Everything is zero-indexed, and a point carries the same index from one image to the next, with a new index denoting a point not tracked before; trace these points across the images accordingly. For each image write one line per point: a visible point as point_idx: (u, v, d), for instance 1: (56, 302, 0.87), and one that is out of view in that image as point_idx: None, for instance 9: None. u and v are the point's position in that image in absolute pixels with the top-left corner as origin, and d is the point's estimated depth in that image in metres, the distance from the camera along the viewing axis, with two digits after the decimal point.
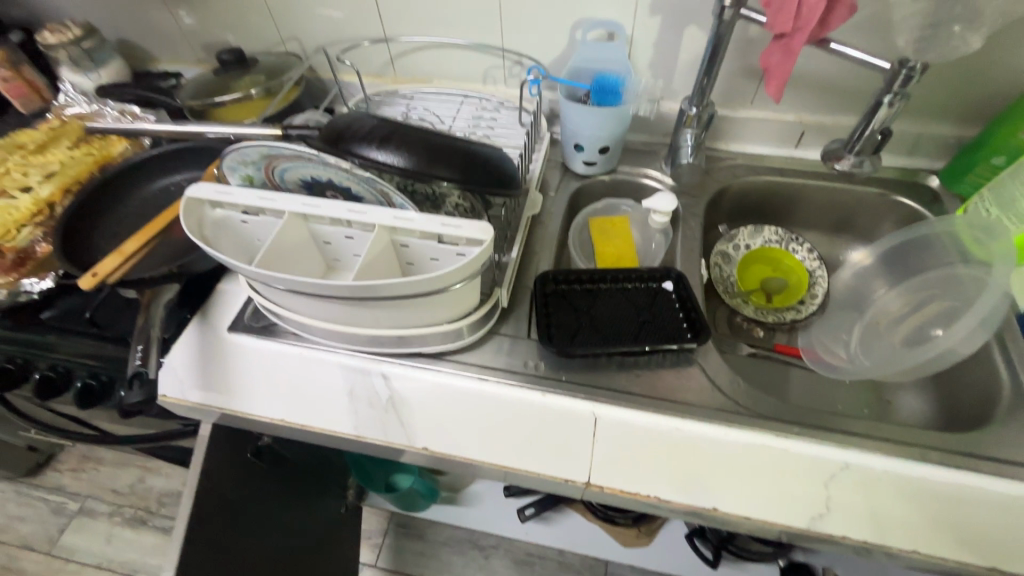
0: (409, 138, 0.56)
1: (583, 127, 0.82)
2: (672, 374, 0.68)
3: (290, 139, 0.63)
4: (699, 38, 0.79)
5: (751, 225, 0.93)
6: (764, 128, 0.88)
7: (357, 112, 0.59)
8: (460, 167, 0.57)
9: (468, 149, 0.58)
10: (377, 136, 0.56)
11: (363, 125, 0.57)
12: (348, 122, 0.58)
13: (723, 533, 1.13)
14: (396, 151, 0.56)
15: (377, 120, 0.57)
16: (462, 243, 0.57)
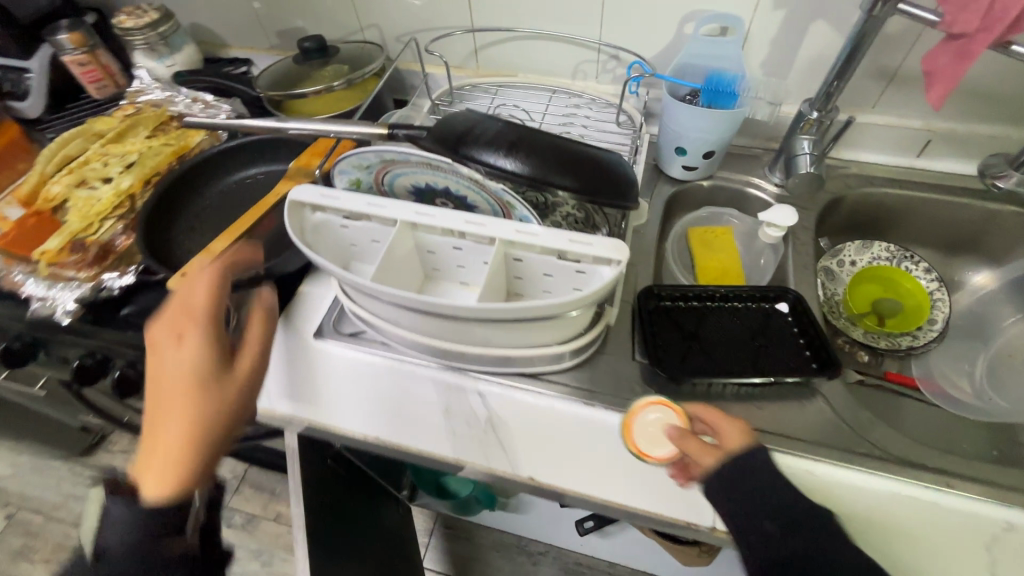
0: (538, 146, 0.51)
1: (689, 129, 0.76)
2: (794, 408, 0.62)
3: (396, 138, 0.58)
4: (827, 34, 0.72)
5: (858, 240, 0.87)
6: (885, 135, 0.80)
7: (476, 114, 0.54)
8: (587, 180, 0.51)
9: (595, 158, 0.53)
10: (503, 141, 0.51)
11: (483, 129, 0.52)
12: (470, 124, 0.53)
13: None
14: (520, 161, 0.50)
15: (500, 125, 0.52)
16: (586, 261, 0.52)
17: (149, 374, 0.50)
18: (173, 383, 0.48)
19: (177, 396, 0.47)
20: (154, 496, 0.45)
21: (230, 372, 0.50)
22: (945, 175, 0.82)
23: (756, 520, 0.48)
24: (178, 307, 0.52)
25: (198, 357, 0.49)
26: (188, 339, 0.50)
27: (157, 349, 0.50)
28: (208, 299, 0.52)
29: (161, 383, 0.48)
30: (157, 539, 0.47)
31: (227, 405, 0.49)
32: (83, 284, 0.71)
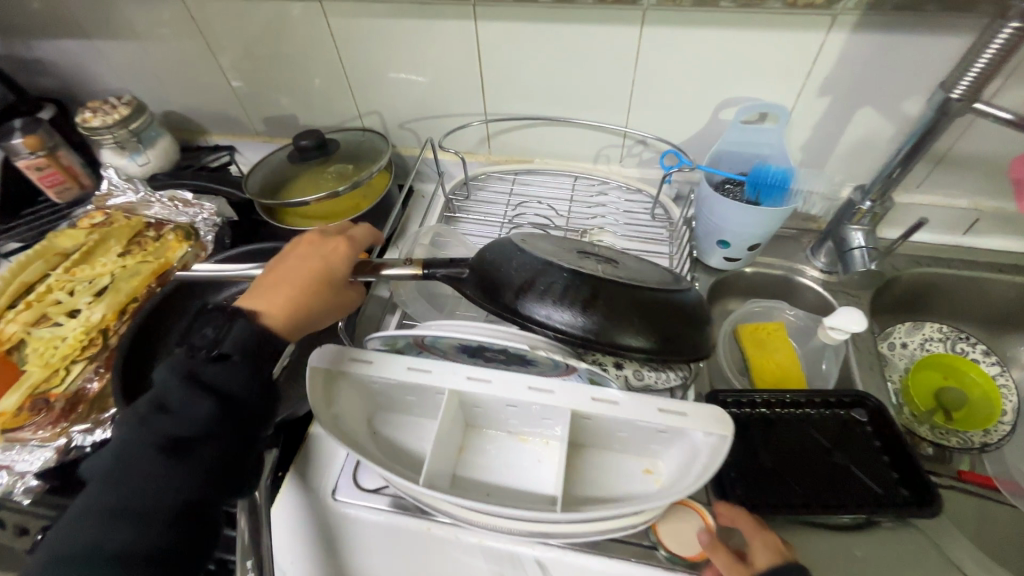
0: (618, 303, 0.44)
1: (732, 224, 0.70)
2: (895, 555, 0.53)
3: (432, 278, 0.50)
4: (875, 120, 0.67)
5: (907, 322, 0.82)
6: (931, 214, 0.76)
7: (531, 256, 0.46)
8: (670, 337, 0.44)
9: (675, 306, 0.45)
10: (577, 297, 0.43)
11: (546, 279, 0.44)
12: (533, 270, 0.45)
13: None
14: (595, 322, 0.43)
15: (566, 273, 0.45)
16: (669, 428, 0.44)
17: (290, 253, 0.54)
18: (312, 262, 0.53)
19: (302, 283, 0.51)
20: (263, 319, 0.48)
21: (344, 289, 0.55)
22: (993, 253, 0.78)
23: None
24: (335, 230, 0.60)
25: (340, 263, 0.54)
26: (342, 248, 0.55)
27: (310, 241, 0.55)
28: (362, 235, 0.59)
29: (298, 266, 0.52)
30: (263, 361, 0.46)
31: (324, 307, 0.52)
32: (44, 446, 0.58)
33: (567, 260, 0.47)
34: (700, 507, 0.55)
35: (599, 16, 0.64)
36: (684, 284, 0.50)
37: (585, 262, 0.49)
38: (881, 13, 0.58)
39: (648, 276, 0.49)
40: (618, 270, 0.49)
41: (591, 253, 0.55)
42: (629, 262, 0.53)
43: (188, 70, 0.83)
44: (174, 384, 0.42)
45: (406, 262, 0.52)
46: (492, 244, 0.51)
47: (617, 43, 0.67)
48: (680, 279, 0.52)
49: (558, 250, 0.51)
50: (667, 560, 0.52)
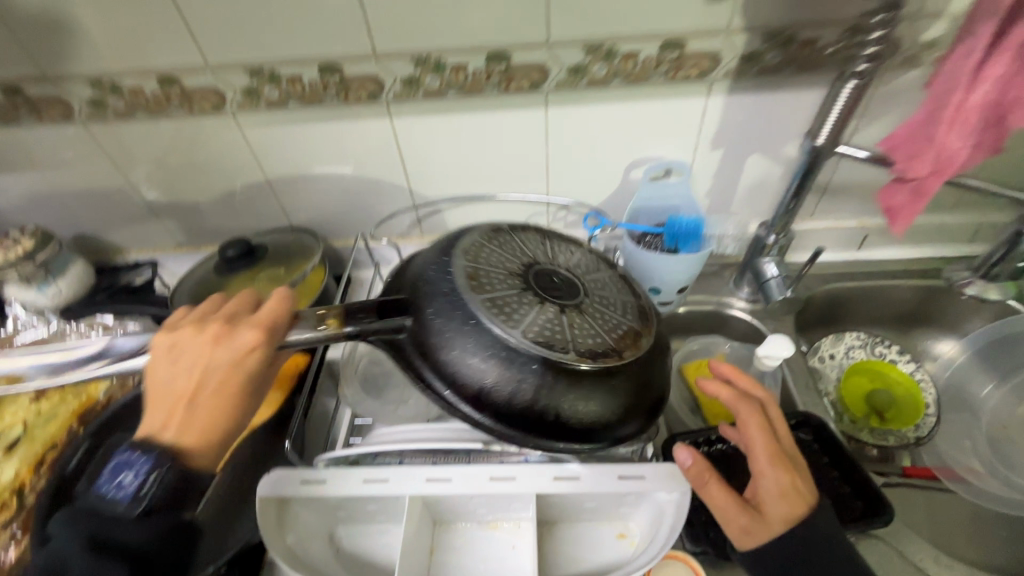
0: (594, 387, 0.44)
1: (659, 274, 0.74)
2: None
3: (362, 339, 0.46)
4: (763, 164, 0.75)
5: (830, 334, 0.88)
6: (829, 236, 0.85)
7: (495, 338, 0.43)
8: (635, 402, 0.46)
9: (630, 387, 0.46)
10: (550, 389, 0.43)
11: (508, 373, 0.42)
12: (499, 361, 0.43)
13: None
14: (569, 410, 0.43)
15: (535, 365, 0.43)
16: (633, 491, 0.45)
17: (193, 362, 0.44)
18: (223, 369, 0.44)
19: (237, 396, 0.44)
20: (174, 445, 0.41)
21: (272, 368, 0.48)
22: (886, 262, 0.87)
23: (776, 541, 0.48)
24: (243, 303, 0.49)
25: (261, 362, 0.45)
26: (257, 347, 0.45)
27: (228, 334, 0.46)
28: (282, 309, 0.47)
29: (229, 373, 0.44)
30: (179, 506, 0.40)
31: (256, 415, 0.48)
32: None
33: (533, 330, 0.44)
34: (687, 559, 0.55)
35: (506, 103, 0.69)
36: (648, 338, 0.49)
37: (552, 317, 0.45)
38: (748, 78, 0.66)
39: (616, 334, 0.47)
40: (587, 324, 0.46)
41: (556, 276, 0.50)
42: (598, 299, 0.49)
43: (100, 191, 0.81)
44: (74, 554, 0.37)
45: (320, 320, 0.47)
46: (438, 293, 0.46)
47: (526, 125, 0.72)
48: (646, 329, 0.50)
49: (519, 291, 0.46)
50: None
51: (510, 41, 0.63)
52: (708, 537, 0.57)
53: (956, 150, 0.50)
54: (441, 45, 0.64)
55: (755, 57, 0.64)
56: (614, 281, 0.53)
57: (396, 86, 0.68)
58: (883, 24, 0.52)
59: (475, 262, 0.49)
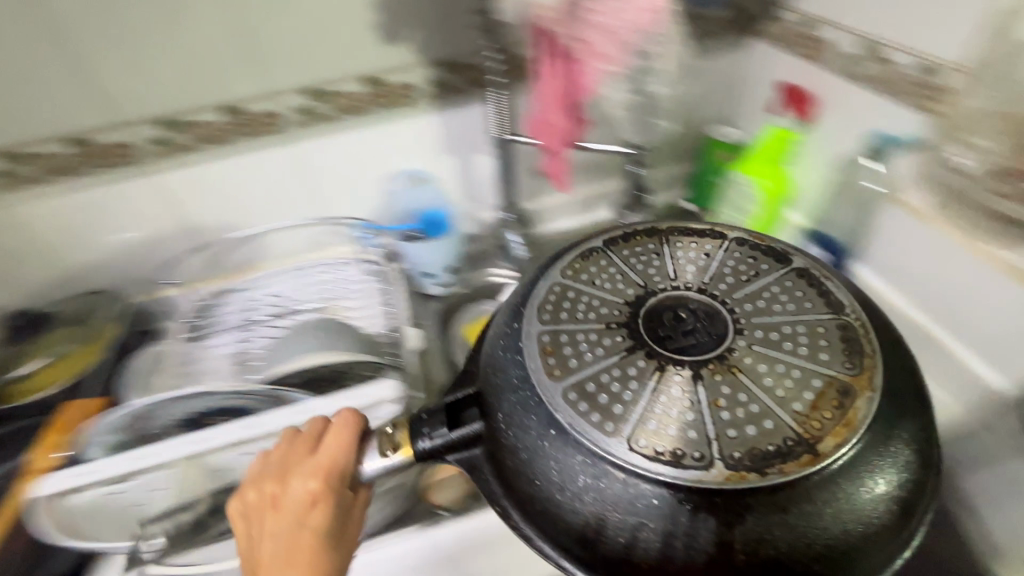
0: (814, 487, 0.39)
1: (423, 258, 0.92)
2: None
3: (431, 455, 0.47)
4: (489, 163, 0.94)
5: None
6: (563, 208, 1.09)
7: (586, 449, 0.41)
8: (881, 441, 0.41)
9: (857, 467, 0.40)
10: (733, 509, 0.38)
11: (629, 505, 0.39)
12: (632, 498, 0.39)
13: None
14: (749, 521, 0.38)
15: (654, 500, 0.39)
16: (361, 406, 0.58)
17: (258, 533, 0.47)
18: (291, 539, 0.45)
19: (306, 556, 0.44)
20: None
21: (351, 521, 0.48)
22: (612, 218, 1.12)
23: None
24: (287, 450, 0.51)
25: (317, 523, 0.46)
26: (308, 515, 0.46)
27: (283, 489, 0.47)
28: (336, 450, 0.48)
29: (294, 536, 0.45)
30: None
31: (349, 550, 0.48)
32: None
33: (645, 438, 0.40)
34: None
35: (256, 147, 0.83)
36: (868, 402, 0.41)
37: (676, 394, 0.41)
38: (442, 97, 0.86)
39: (800, 404, 0.41)
40: (745, 395, 0.41)
41: (675, 313, 0.46)
42: (755, 338, 0.44)
43: None
44: None
45: (388, 448, 0.48)
46: (508, 389, 0.45)
47: (280, 161, 0.85)
48: (863, 377, 0.42)
49: (622, 357, 0.44)
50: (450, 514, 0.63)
51: (238, 96, 0.78)
52: None
53: (564, 124, 0.73)
54: (181, 108, 0.77)
55: (441, 82, 0.84)
56: (777, 289, 0.48)
57: (150, 147, 0.79)
58: (492, 48, 0.74)
59: (556, 320, 0.47)
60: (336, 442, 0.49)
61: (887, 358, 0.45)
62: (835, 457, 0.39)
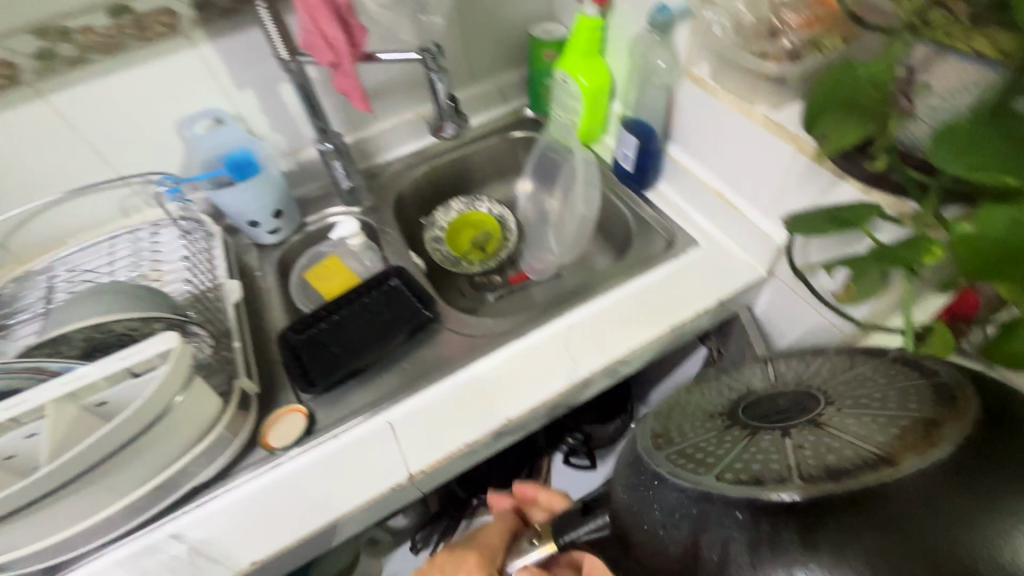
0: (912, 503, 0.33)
1: (244, 206, 0.86)
2: (427, 348, 0.80)
3: (579, 544, 0.49)
4: (294, 92, 0.90)
5: (439, 207, 1.08)
6: (397, 132, 1.05)
7: (678, 485, 0.39)
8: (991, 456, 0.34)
9: (970, 482, 0.33)
10: (817, 518, 0.34)
11: (733, 529, 0.36)
12: (711, 520, 0.37)
13: (580, 438, 1.30)
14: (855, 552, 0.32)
15: (739, 517, 0.36)
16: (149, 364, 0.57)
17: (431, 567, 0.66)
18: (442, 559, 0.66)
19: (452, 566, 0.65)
20: None
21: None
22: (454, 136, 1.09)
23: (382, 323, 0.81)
24: (471, 541, 0.71)
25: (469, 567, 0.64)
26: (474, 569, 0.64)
27: (461, 561, 0.65)
28: (500, 539, 0.70)
29: (442, 563, 0.66)
30: None
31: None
32: None
33: (739, 472, 0.38)
34: (298, 405, 0.72)
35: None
36: (960, 429, 0.36)
37: (767, 448, 0.40)
38: (216, 21, 0.77)
39: (881, 436, 0.37)
40: (825, 442, 0.38)
41: (774, 407, 0.46)
42: (846, 407, 0.41)
43: None
44: None
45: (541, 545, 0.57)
46: (633, 475, 0.44)
47: (39, 118, 0.75)
48: (958, 413, 0.37)
49: (722, 434, 0.44)
50: (288, 453, 0.68)
51: None
52: (319, 383, 0.74)
53: (337, 34, 0.69)
54: None
55: (207, 4, 0.75)
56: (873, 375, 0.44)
57: None
58: None
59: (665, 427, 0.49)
60: (498, 531, 0.72)
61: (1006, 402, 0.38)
62: (920, 471, 0.34)
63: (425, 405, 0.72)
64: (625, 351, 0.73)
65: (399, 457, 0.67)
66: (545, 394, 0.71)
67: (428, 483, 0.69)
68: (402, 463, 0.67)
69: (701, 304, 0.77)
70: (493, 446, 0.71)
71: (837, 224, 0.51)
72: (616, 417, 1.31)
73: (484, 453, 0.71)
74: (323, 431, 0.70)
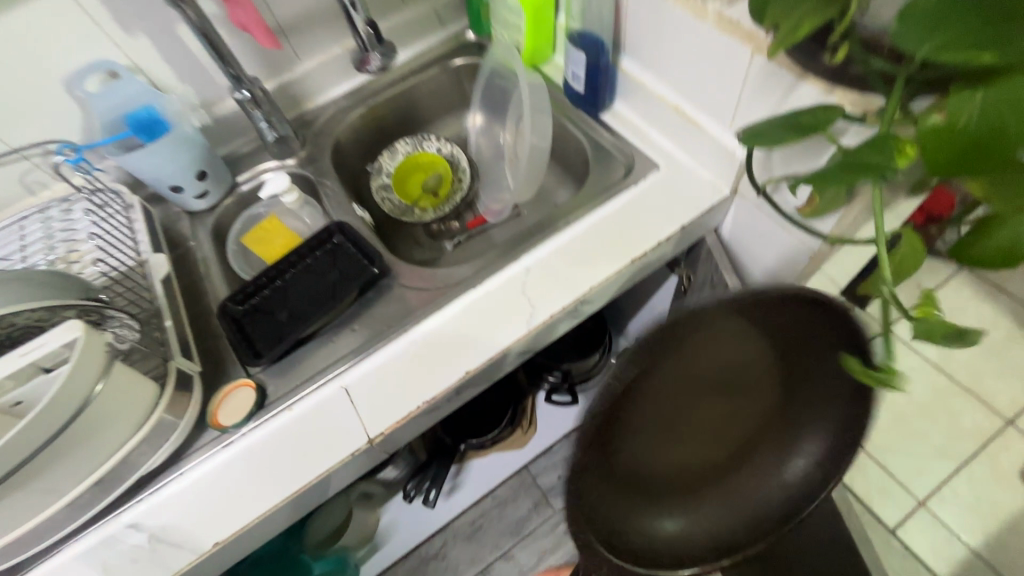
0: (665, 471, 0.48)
1: (158, 170, 0.78)
2: (379, 307, 0.75)
3: None
4: (194, 36, 0.79)
5: (385, 152, 1.00)
6: (324, 72, 0.95)
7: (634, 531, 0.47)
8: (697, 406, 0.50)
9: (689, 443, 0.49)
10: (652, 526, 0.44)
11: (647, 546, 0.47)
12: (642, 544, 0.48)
13: (560, 375, 1.30)
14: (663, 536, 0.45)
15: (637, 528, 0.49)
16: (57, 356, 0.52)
17: None
18: None
19: None
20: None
21: None
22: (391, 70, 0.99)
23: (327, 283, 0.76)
24: None
25: None
26: None
27: None
28: None
29: None
30: None
31: None
32: None
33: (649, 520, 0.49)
34: (247, 379, 0.68)
35: None
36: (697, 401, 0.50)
37: None
38: None
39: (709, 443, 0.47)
40: None
41: None
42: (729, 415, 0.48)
43: None
44: None
45: None
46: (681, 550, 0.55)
47: None
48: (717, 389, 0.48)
49: None
50: (240, 430, 0.65)
51: None
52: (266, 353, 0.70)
53: None
54: None
55: None
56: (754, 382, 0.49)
57: None
58: None
59: None
60: None
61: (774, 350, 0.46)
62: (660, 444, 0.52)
63: (381, 367, 0.69)
64: (584, 291, 0.70)
65: (357, 423, 0.65)
66: (505, 343, 0.68)
67: (390, 444, 0.67)
68: (361, 429, 0.64)
69: (664, 232, 0.72)
70: (455, 401, 0.69)
71: (797, 132, 0.45)
72: (594, 352, 1.30)
73: (446, 408, 0.69)
74: (276, 404, 0.67)
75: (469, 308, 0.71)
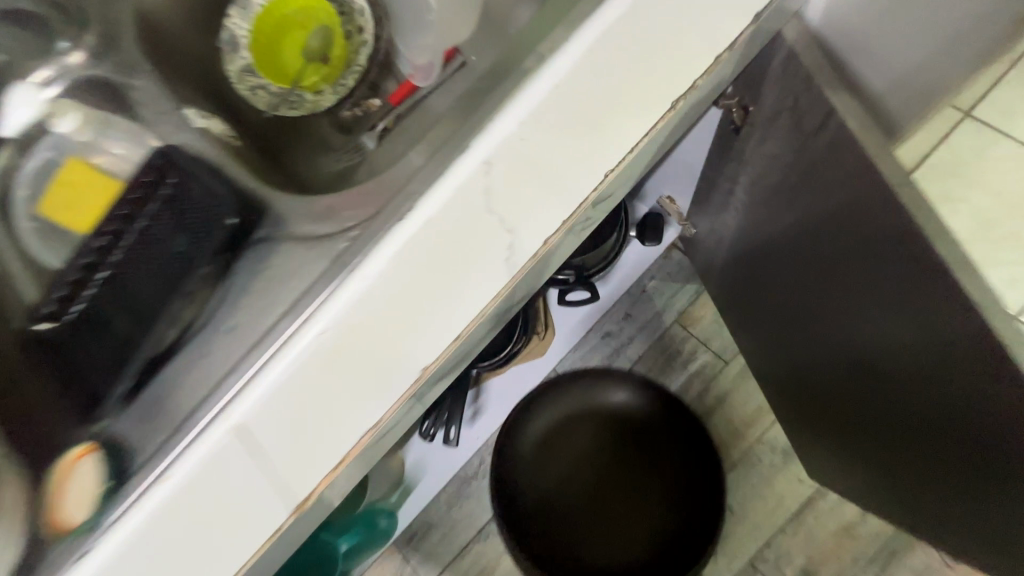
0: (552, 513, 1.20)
1: None
2: (262, 278, 0.45)
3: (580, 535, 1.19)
4: None
5: (233, 9, 0.63)
6: None
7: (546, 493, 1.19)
8: (557, 477, 1.21)
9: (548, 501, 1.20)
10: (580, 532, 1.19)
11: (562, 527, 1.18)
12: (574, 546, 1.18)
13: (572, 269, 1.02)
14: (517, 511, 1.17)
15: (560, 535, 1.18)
16: None
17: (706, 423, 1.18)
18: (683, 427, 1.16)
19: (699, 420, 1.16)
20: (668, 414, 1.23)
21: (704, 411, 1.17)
22: None
23: (171, 260, 0.46)
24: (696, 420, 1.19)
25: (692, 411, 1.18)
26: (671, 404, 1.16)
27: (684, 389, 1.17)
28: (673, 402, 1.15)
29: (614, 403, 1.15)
30: None
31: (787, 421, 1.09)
32: None
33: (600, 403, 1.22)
34: (80, 444, 0.44)
35: None
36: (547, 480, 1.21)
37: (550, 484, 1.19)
38: None
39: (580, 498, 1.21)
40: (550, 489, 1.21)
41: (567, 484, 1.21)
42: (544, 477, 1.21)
43: None
44: None
45: None
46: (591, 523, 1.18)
47: None
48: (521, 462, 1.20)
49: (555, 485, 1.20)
50: (92, 531, 0.39)
51: None
52: (109, 398, 0.45)
53: None
54: None
55: None
56: (566, 465, 1.20)
57: None
58: None
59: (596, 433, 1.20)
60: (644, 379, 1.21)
61: (575, 467, 1.22)
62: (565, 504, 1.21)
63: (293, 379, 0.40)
64: (589, 183, 0.43)
65: (287, 473, 0.41)
66: (486, 300, 0.42)
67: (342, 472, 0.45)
68: (288, 481, 0.41)
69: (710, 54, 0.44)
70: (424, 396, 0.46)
71: None
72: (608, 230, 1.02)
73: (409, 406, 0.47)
74: (138, 479, 0.40)
75: (416, 248, 0.40)
